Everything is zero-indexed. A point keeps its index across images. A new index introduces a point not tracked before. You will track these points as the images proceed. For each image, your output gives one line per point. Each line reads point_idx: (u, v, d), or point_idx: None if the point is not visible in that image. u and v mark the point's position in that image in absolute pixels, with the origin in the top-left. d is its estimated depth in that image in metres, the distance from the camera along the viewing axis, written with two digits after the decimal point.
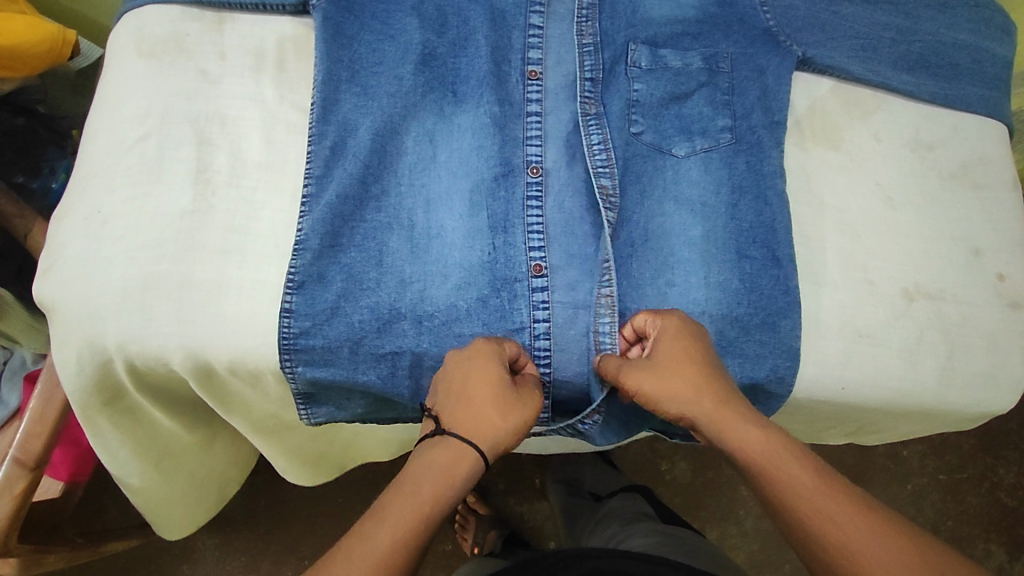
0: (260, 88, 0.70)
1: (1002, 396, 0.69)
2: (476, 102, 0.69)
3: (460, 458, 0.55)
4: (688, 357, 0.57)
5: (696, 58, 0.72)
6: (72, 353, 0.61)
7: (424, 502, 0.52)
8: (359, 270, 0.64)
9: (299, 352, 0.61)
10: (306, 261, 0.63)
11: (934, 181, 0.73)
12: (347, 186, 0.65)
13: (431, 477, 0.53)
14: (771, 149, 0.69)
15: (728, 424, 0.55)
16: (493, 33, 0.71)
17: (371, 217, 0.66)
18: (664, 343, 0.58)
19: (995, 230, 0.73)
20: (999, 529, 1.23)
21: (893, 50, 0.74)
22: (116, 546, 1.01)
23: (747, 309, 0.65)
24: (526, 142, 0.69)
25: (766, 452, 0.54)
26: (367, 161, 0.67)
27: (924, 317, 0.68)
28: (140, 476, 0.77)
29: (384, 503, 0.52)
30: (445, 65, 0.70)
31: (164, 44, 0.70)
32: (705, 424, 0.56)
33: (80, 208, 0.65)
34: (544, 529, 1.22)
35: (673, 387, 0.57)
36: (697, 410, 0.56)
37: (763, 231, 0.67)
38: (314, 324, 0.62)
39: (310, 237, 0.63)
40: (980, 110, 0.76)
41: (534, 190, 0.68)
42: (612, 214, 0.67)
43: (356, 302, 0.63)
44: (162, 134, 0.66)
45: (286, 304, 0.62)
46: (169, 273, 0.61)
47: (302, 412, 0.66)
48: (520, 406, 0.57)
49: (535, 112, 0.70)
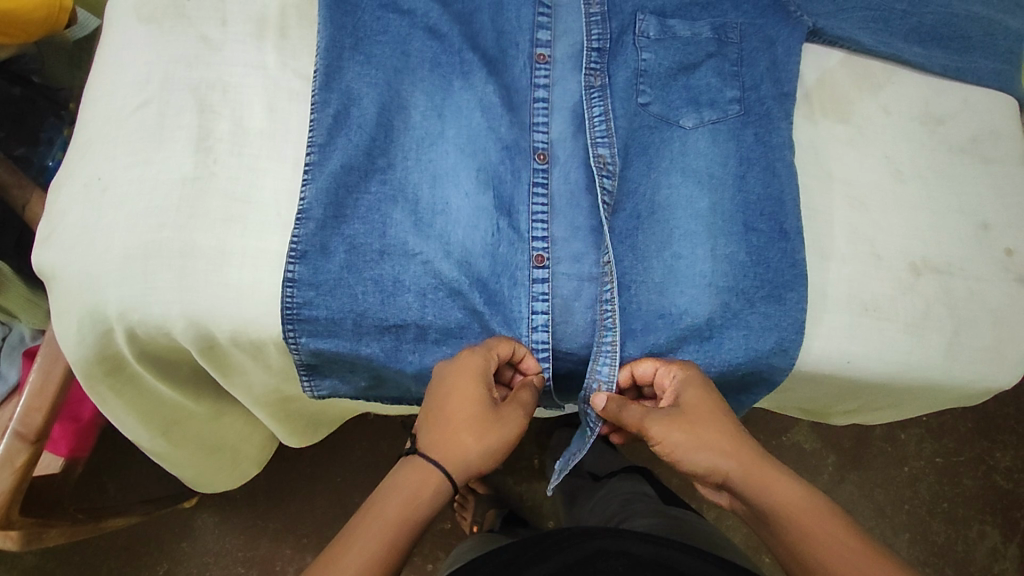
0: (261, 55, 0.68)
1: (1007, 370, 0.69)
2: (483, 83, 0.69)
3: (425, 477, 0.56)
4: (714, 407, 0.59)
5: (705, 28, 0.71)
6: (73, 322, 0.61)
7: (390, 523, 0.52)
8: (362, 241, 0.63)
9: (302, 323, 0.61)
10: (309, 230, 0.62)
11: (942, 156, 0.73)
12: (353, 157, 0.64)
13: (396, 501, 0.54)
14: (781, 121, 0.68)
15: (761, 478, 0.56)
16: (499, 15, 0.71)
17: (376, 188, 0.65)
18: (687, 392, 0.59)
19: (1003, 206, 0.72)
20: (995, 511, 1.24)
21: (905, 22, 0.73)
22: (116, 523, 1.00)
23: (753, 281, 0.64)
24: (533, 128, 0.69)
25: (802, 504, 0.54)
26: (373, 132, 0.65)
27: (930, 292, 0.67)
28: (150, 440, 0.75)
29: (352, 528, 0.52)
30: (453, 43, 0.69)
31: (165, 10, 0.68)
32: (740, 479, 0.56)
33: (80, 174, 0.64)
34: (543, 509, 1.23)
35: (701, 438, 0.57)
36: (733, 464, 0.56)
37: (770, 203, 0.66)
38: (318, 294, 0.61)
39: (313, 207, 0.62)
40: (991, 85, 0.75)
41: (540, 176, 0.68)
42: (612, 183, 0.68)
43: (359, 273, 0.62)
44: (163, 102, 0.65)
45: (289, 273, 0.61)
46: (170, 242, 0.60)
47: (306, 386, 0.65)
48: (498, 428, 0.58)
49: (541, 98, 0.70)
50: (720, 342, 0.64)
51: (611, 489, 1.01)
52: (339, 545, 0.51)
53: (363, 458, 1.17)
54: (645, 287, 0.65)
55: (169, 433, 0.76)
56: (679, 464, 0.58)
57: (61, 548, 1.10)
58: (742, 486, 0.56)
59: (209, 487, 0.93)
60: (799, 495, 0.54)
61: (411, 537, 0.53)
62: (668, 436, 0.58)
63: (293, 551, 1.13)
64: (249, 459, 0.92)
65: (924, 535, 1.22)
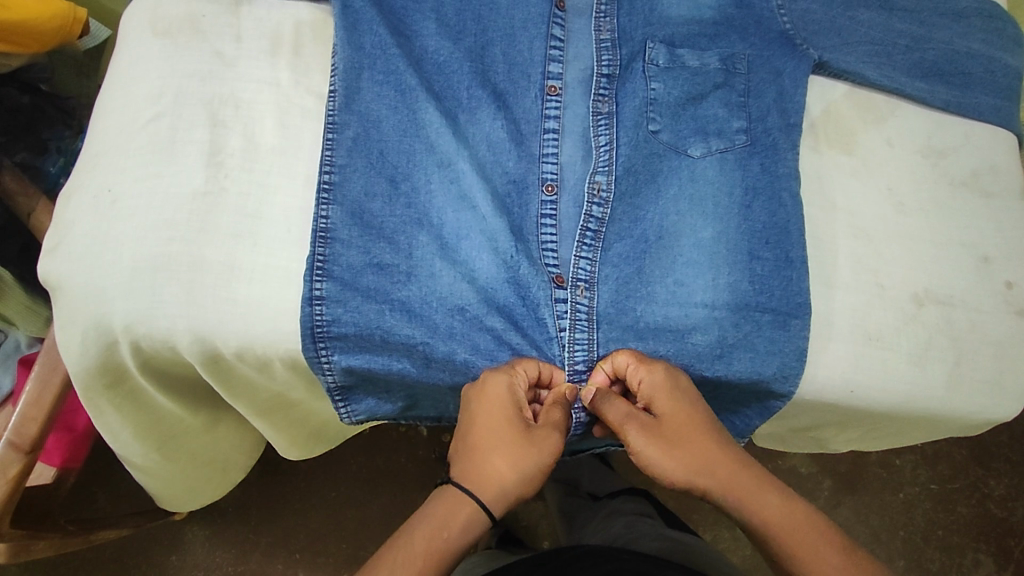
0: (275, 72, 0.69)
1: (1009, 402, 0.69)
2: (491, 113, 0.69)
3: (455, 508, 0.56)
4: (689, 417, 0.60)
5: (713, 58, 0.72)
6: (77, 333, 0.60)
7: (415, 556, 0.53)
8: (388, 261, 0.63)
9: (332, 340, 0.61)
10: (336, 250, 0.62)
11: (944, 189, 0.74)
12: (375, 184, 0.65)
13: (422, 532, 0.54)
14: (787, 152, 0.69)
15: (742, 488, 0.57)
16: (510, 48, 0.71)
17: (401, 211, 0.65)
18: (659, 399, 0.60)
19: (1004, 240, 0.73)
20: (988, 539, 1.24)
21: (907, 57, 0.75)
22: (107, 535, 0.99)
23: (741, 303, 0.65)
24: (543, 159, 0.70)
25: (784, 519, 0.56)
26: (393, 158, 0.66)
27: (932, 323, 0.68)
28: (141, 455, 0.75)
29: (381, 557, 0.54)
30: (453, 73, 0.69)
31: (180, 24, 0.69)
32: (721, 491, 0.57)
33: (89, 185, 0.64)
34: (538, 529, 1.23)
35: (676, 447, 0.58)
36: (713, 476, 0.57)
37: (776, 232, 0.67)
38: (345, 311, 0.61)
39: (340, 228, 0.62)
40: (991, 120, 0.76)
41: (549, 207, 0.69)
42: (604, 209, 0.69)
43: (387, 293, 0.62)
44: (175, 116, 0.65)
45: (317, 290, 0.60)
46: (180, 255, 0.61)
47: (342, 410, 0.65)
48: (533, 452, 0.57)
49: (551, 129, 0.70)
50: (722, 362, 0.64)
51: (610, 510, 1.01)
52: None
53: (358, 475, 1.16)
54: (648, 310, 0.66)
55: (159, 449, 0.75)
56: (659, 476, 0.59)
57: (49, 559, 1.08)
58: (723, 496, 0.57)
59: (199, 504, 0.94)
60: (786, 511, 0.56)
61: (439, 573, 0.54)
62: (646, 448, 0.59)
63: (284, 566, 1.11)
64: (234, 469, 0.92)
65: (918, 562, 1.22)
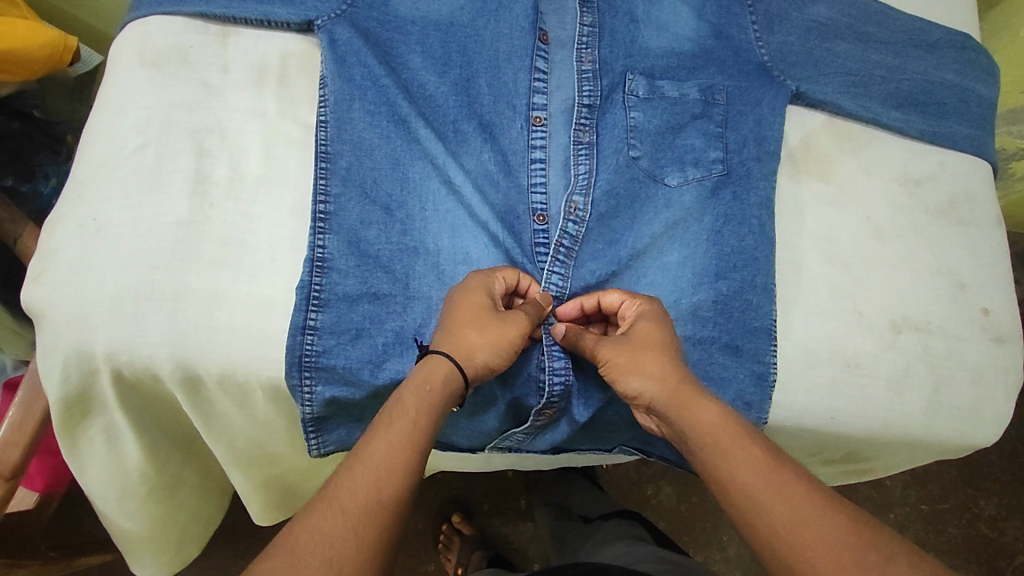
0: (262, 103, 0.70)
1: (988, 428, 0.70)
2: (480, 146, 0.70)
3: (408, 391, 0.54)
4: (660, 340, 0.59)
5: (693, 89, 0.73)
6: (58, 361, 0.60)
7: (359, 495, 0.48)
8: (385, 291, 0.64)
9: (319, 370, 0.60)
10: (333, 279, 0.62)
11: (921, 217, 0.75)
12: (370, 212, 0.65)
13: (363, 473, 0.49)
14: (760, 180, 0.70)
15: (684, 398, 0.56)
16: (496, 80, 0.72)
17: (398, 241, 0.66)
18: (641, 322, 0.61)
19: (980, 267, 0.74)
20: (979, 560, 1.24)
21: (883, 88, 0.76)
22: (90, 559, 0.98)
23: (712, 333, 0.66)
24: (531, 189, 0.71)
25: (761, 482, 0.51)
26: (387, 187, 0.67)
27: (911, 350, 0.69)
28: (111, 500, 0.74)
29: (318, 499, 0.48)
30: (441, 107, 0.70)
31: (167, 55, 0.69)
32: (663, 402, 0.57)
33: (74, 213, 0.64)
34: (529, 551, 1.23)
35: (640, 364, 0.58)
36: (659, 386, 0.57)
37: (744, 258, 0.68)
38: (338, 343, 0.61)
39: (336, 256, 0.63)
40: (966, 149, 0.78)
41: (541, 235, 0.70)
42: (579, 227, 0.69)
43: (382, 323, 0.63)
44: (162, 144, 0.66)
45: (311, 320, 0.60)
46: (163, 284, 0.61)
47: (313, 441, 0.64)
48: (501, 337, 0.59)
49: (538, 159, 0.71)
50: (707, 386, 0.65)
51: (601, 533, 1.01)
52: (327, 500, 0.48)
53: None
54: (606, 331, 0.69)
55: (125, 498, 0.74)
56: (619, 384, 0.59)
57: None
58: (664, 407, 0.57)
59: (145, 568, 0.88)
60: (760, 463, 0.52)
61: (411, 484, 0.51)
62: (613, 356, 0.59)
63: None
64: (201, 532, 0.89)
65: None
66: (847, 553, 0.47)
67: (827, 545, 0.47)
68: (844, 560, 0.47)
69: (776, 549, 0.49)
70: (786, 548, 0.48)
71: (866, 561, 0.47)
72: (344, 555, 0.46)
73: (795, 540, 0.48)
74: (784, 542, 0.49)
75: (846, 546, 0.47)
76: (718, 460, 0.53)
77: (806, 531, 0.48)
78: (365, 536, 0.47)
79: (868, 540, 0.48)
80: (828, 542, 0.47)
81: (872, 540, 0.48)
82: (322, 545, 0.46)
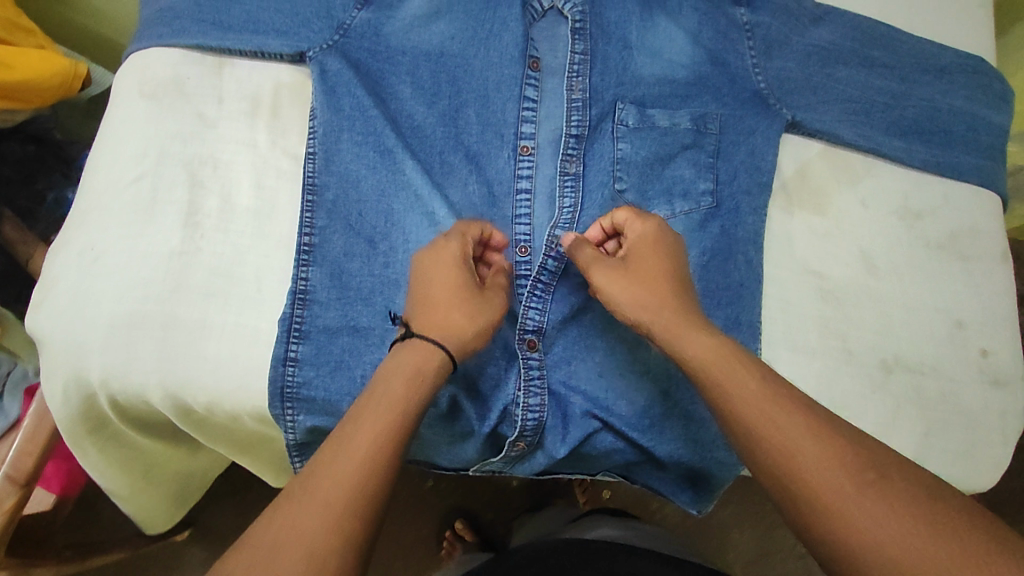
0: (254, 134, 0.71)
1: (983, 473, 0.67)
2: (466, 178, 0.71)
3: (393, 378, 0.54)
4: (662, 262, 0.60)
5: (685, 118, 0.72)
6: (59, 384, 0.63)
7: (339, 488, 0.47)
8: (365, 323, 0.65)
9: (300, 401, 0.62)
10: (315, 311, 0.64)
11: (920, 252, 0.73)
12: (354, 244, 0.67)
13: (345, 465, 0.48)
14: (748, 216, 0.70)
15: (682, 327, 0.56)
16: (483, 110, 0.72)
17: (380, 273, 0.67)
18: (641, 245, 0.61)
19: (982, 304, 0.72)
20: None
21: (886, 116, 0.74)
22: (102, 560, 1.02)
23: None
24: (515, 220, 0.71)
25: (788, 445, 0.48)
26: (372, 219, 0.68)
27: (901, 391, 0.67)
28: (128, 486, 0.79)
29: (297, 493, 0.47)
30: (428, 138, 0.71)
31: (165, 86, 0.71)
32: (664, 338, 0.56)
33: (74, 243, 0.67)
34: None
35: (636, 294, 0.58)
36: (655, 315, 0.57)
37: (729, 294, 0.67)
38: (317, 375, 0.63)
39: (319, 289, 0.64)
40: (973, 179, 0.75)
41: (524, 267, 0.70)
42: (559, 263, 0.68)
43: (361, 355, 0.64)
44: (157, 175, 0.68)
45: (292, 352, 0.62)
46: (154, 314, 0.63)
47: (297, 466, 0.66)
48: (480, 313, 0.59)
49: (524, 189, 0.71)
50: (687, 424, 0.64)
51: None
52: (306, 493, 0.47)
53: None
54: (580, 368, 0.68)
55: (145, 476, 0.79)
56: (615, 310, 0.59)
57: None
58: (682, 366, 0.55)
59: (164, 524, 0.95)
60: (785, 422, 0.49)
61: (393, 473, 0.50)
62: (608, 283, 0.59)
63: None
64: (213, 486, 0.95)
65: None
66: (883, 503, 0.44)
67: (858, 500, 0.44)
68: (881, 510, 0.44)
69: (811, 509, 0.46)
70: (819, 505, 0.45)
71: (903, 511, 0.43)
72: (325, 549, 0.45)
73: (830, 499, 0.45)
74: (820, 502, 0.45)
75: (885, 500, 0.44)
76: (736, 428, 0.50)
77: (841, 490, 0.45)
78: (346, 529, 0.46)
79: (905, 491, 0.45)
80: (860, 499, 0.44)
81: (908, 490, 0.45)
82: (302, 540, 0.45)
